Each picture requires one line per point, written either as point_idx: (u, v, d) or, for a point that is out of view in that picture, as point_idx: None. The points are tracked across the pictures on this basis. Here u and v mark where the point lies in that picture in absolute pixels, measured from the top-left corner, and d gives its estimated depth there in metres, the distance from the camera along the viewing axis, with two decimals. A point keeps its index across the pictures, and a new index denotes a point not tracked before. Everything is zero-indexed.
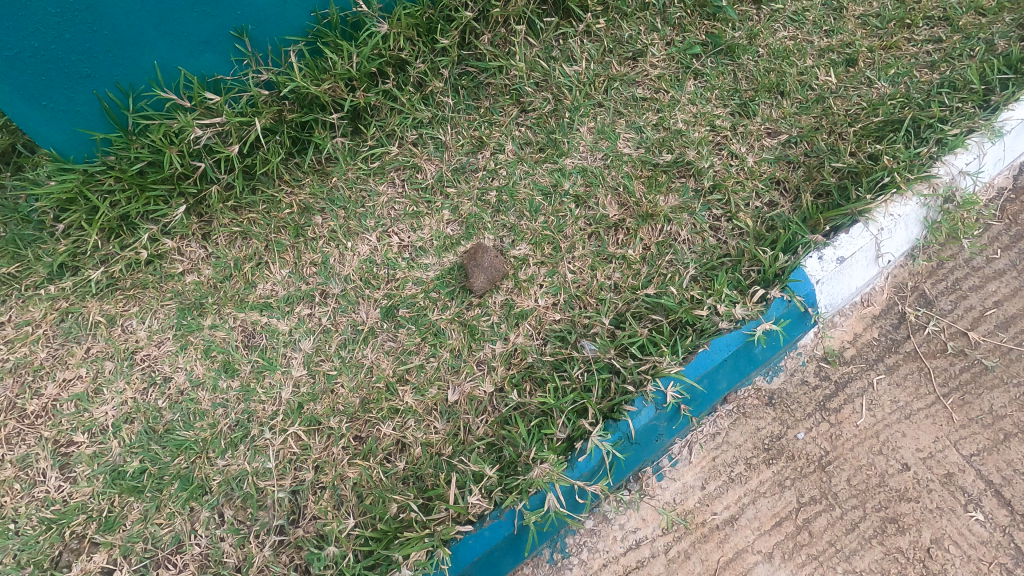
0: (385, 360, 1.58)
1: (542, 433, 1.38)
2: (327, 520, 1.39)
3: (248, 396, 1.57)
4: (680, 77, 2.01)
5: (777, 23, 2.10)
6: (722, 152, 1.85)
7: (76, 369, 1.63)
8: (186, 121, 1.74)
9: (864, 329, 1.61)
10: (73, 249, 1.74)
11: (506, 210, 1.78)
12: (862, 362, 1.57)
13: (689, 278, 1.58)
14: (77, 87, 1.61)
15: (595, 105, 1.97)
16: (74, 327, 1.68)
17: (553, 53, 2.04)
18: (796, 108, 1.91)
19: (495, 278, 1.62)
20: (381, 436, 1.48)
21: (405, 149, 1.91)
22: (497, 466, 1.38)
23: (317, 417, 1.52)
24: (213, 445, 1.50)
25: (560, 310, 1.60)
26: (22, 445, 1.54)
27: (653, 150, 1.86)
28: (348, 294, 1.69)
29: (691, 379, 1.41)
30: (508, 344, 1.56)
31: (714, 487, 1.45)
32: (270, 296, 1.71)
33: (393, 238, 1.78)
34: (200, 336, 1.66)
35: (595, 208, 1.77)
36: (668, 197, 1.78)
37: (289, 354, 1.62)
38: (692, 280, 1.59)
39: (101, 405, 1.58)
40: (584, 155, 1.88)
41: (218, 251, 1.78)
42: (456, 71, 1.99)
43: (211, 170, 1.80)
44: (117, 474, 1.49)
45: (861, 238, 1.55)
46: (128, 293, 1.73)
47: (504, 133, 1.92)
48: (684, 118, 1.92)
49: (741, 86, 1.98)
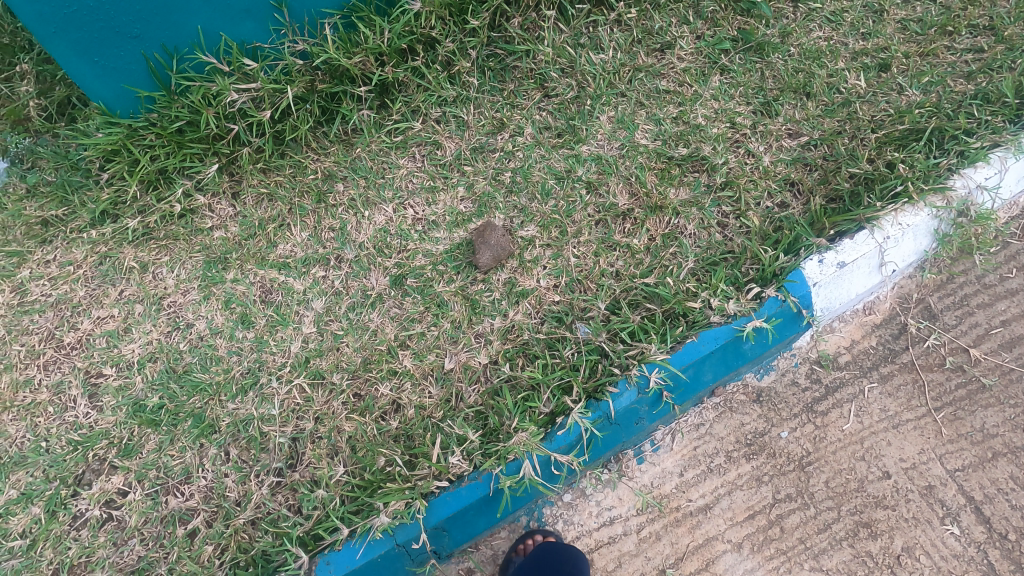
0: (389, 325, 1.67)
1: (526, 405, 1.43)
2: (320, 467, 1.48)
3: (261, 347, 1.69)
4: (706, 72, 2.03)
5: (813, 23, 2.10)
6: (739, 150, 1.86)
7: (110, 309, 1.79)
8: (223, 85, 1.85)
9: (862, 336, 1.61)
10: (114, 198, 1.90)
11: (519, 191, 1.84)
12: (855, 369, 1.57)
13: (688, 272, 1.62)
14: (126, 46, 1.72)
15: (617, 95, 2.00)
16: (111, 270, 1.84)
17: (581, 40, 2.07)
18: (820, 111, 1.91)
19: (501, 257, 1.69)
20: (378, 396, 1.56)
21: (428, 126, 1.99)
22: (480, 432, 1.44)
23: (321, 371, 1.61)
24: (225, 389, 1.62)
25: (560, 292, 1.66)
26: (57, 372, 1.69)
27: (669, 143, 1.88)
28: (361, 260, 1.79)
29: (676, 368, 1.40)
30: (506, 320, 1.63)
31: (691, 475, 1.49)
32: (289, 256, 1.83)
33: (409, 210, 1.86)
34: (222, 288, 1.80)
35: (606, 195, 1.81)
36: (679, 190, 1.80)
37: (302, 312, 1.73)
38: (691, 273, 1.63)
39: (130, 343, 1.73)
40: (601, 143, 1.92)
41: (245, 210, 1.91)
42: (484, 53, 2.04)
43: (243, 133, 1.91)
44: (138, 407, 1.63)
45: (866, 245, 1.52)
46: (162, 243, 1.88)
47: (524, 117, 1.98)
48: (705, 113, 1.93)
49: (767, 84, 1.98)
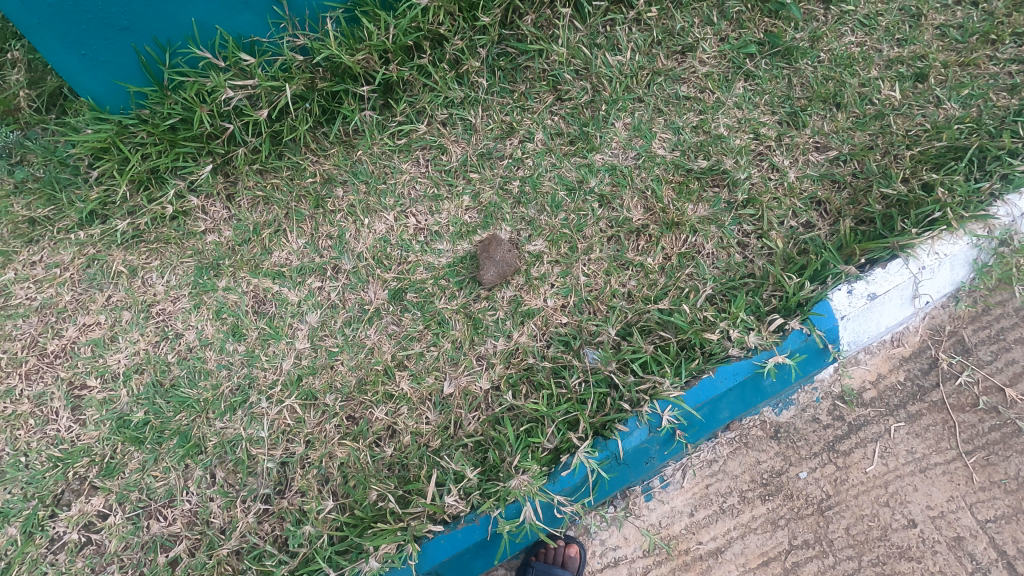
0: (386, 343, 1.58)
1: (529, 441, 1.34)
2: (309, 500, 1.41)
3: (252, 362, 1.61)
4: (729, 78, 1.91)
5: (845, 26, 1.97)
6: (763, 164, 1.75)
7: (96, 315, 1.71)
8: (219, 81, 1.74)
9: (889, 371, 1.51)
10: (103, 198, 1.81)
11: (527, 202, 1.74)
12: (880, 407, 1.48)
13: (705, 297, 1.52)
14: (116, 38, 1.62)
15: (634, 100, 1.88)
16: (98, 274, 1.76)
17: (598, 40, 1.96)
18: (851, 123, 1.79)
19: (506, 273, 1.60)
20: (373, 420, 1.48)
21: (433, 128, 1.88)
22: (479, 468, 1.35)
23: (314, 392, 1.53)
24: (213, 406, 1.55)
25: (568, 313, 1.57)
26: (40, 382, 1.62)
27: (688, 155, 1.77)
28: (359, 271, 1.70)
29: (690, 406, 1.31)
30: (510, 342, 1.54)
31: (702, 515, 1.40)
32: (284, 265, 1.74)
33: (410, 219, 1.76)
34: (214, 297, 1.72)
35: (619, 209, 1.70)
36: (698, 206, 1.70)
37: (295, 326, 1.65)
38: (709, 299, 1.52)
39: (116, 353, 1.66)
40: (616, 153, 1.81)
41: (240, 213, 1.82)
42: (494, 51, 1.93)
43: (239, 133, 1.81)
44: (122, 422, 1.56)
45: (899, 275, 1.42)
46: (152, 246, 1.80)
47: (535, 121, 1.87)
48: (727, 123, 1.82)
49: (795, 92, 1.86)
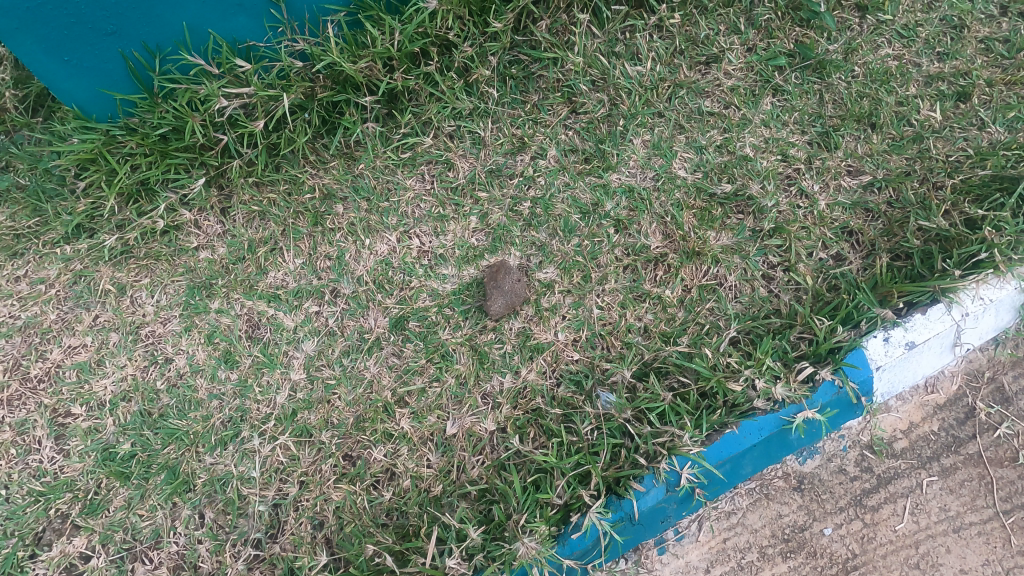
0: (387, 376, 1.50)
1: (538, 499, 1.24)
2: (299, 554, 1.33)
3: (245, 393, 1.52)
4: (757, 92, 1.79)
5: (882, 37, 1.84)
6: (791, 189, 1.64)
7: (82, 337, 1.62)
8: (212, 89, 1.63)
9: (921, 419, 1.42)
10: (91, 211, 1.72)
11: (538, 225, 1.63)
12: (912, 459, 1.39)
13: (728, 341, 1.40)
14: (102, 43, 1.51)
15: (654, 115, 1.76)
16: (85, 291, 1.67)
17: (616, 48, 1.83)
18: (886, 145, 1.67)
19: (515, 304, 1.51)
20: (371, 461, 1.40)
21: (440, 141, 1.77)
22: (483, 527, 1.26)
23: (309, 428, 1.45)
24: (203, 440, 1.47)
25: (580, 349, 1.48)
26: (22, 409, 1.54)
27: (711, 177, 1.66)
28: (359, 296, 1.60)
29: (711, 464, 1.22)
30: (518, 380, 1.45)
31: (719, 572, 1.32)
32: (280, 286, 1.65)
33: (414, 240, 1.66)
34: (205, 319, 1.63)
35: (636, 236, 1.60)
36: (720, 234, 1.59)
37: (291, 354, 1.56)
38: (732, 342, 1.41)
39: (102, 379, 1.57)
40: (633, 172, 1.70)
41: (234, 229, 1.72)
42: (506, 59, 1.80)
43: (233, 145, 1.71)
44: (108, 455, 1.48)
45: (941, 323, 1.32)
46: (141, 263, 1.70)
47: (548, 136, 1.76)
48: (753, 142, 1.70)
49: (826, 110, 1.74)
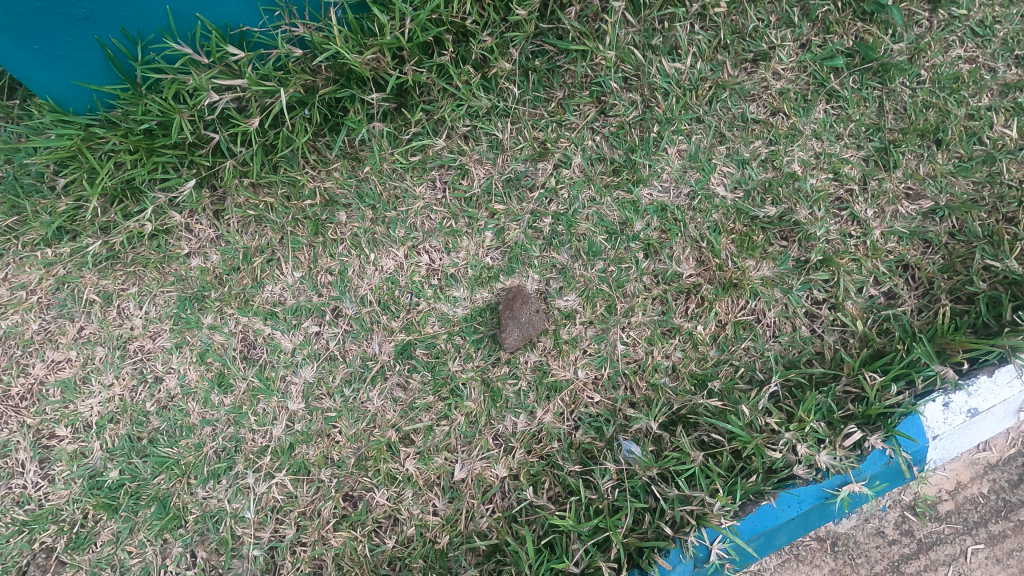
0: (391, 410, 1.40)
1: (553, 566, 1.17)
2: None
3: (239, 421, 1.43)
4: (809, 97, 1.57)
5: (953, 34, 1.60)
6: (842, 214, 1.48)
7: (66, 352, 1.50)
8: (201, 82, 1.44)
9: (970, 480, 1.31)
10: (73, 211, 1.55)
11: (560, 245, 1.48)
12: (957, 524, 1.29)
13: (767, 396, 1.27)
14: (75, 30, 1.34)
15: (692, 121, 1.56)
16: (68, 300, 1.53)
17: (653, 40, 1.57)
18: (952, 166, 1.49)
19: (531, 336, 1.38)
20: (373, 505, 1.35)
21: (454, 143, 1.56)
22: None
23: (307, 464, 1.38)
24: (195, 471, 1.39)
25: (600, 390, 1.37)
26: (4, 429, 1.46)
27: (753, 197, 1.49)
28: (362, 318, 1.48)
29: (744, 539, 1.13)
30: (533, 422, 1.36)
31: None
32: (277, 302, 1.52)
33: (422, 256, 1.51)
34: (197, 335, 1.51)
35: (667, 261, 1.45)
36: (761, 264, 1.44)
37: (288, 379, 1.45)
38: (772, 397, 1.28)
39: (87, 399, 1.47)
40: (666, 187, 1.52)
41: (228, 234, 1.56)
42: (529, 49, 1.56)
43: (225, 144, 1.52)
44: (95, 482, 1.40)
45: (1010, 388, 1.20)
46: (129, 269, 1.55)
47: (574, 141, 1.56)
48: (803, 157, 1.52)
49: (886, 121, 1.55)
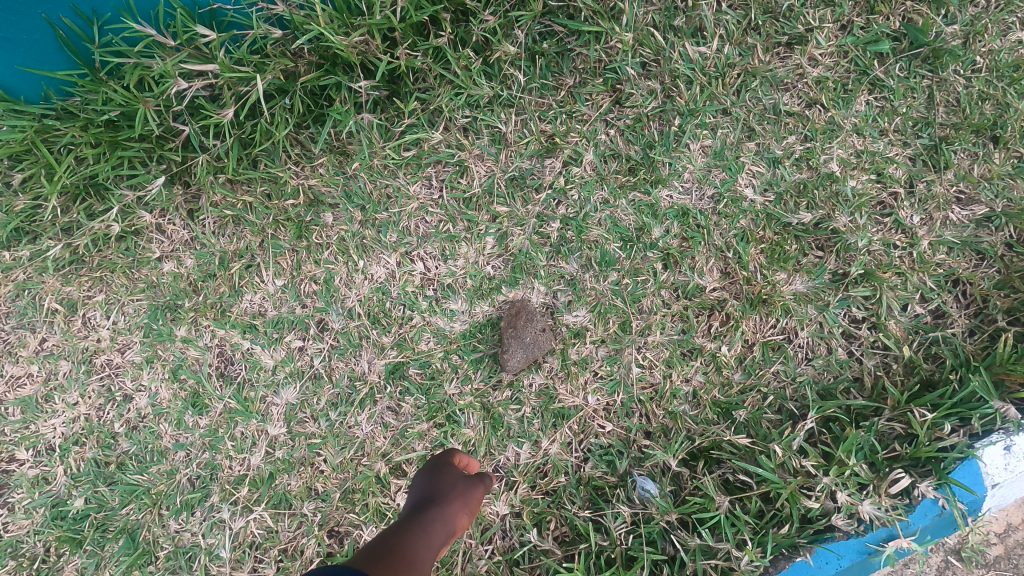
0: (381, 437, 1.28)
1: None
2: None
3: (215, 445, 1.31)
4: (849, 86, 1.39)
5: (1016, 15, 1.40)
6: (885, 221, 1.33)
7: (26, 366, 1.37)
8: (167, 66, 1.27)
9: (1021, 522, 1.19)
10: (30, 210, 1.37)
11: (569, 254, 1.33)
12: (1006, 570, 1.17)
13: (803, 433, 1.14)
14: (19, 9, 1.17)
15: (718, 113, 1.38)
16: (28, 309, 1.38)
17: (676, 21, 1.39)
18: (1011, 168, 1.33)
19: (537, 356, 1.25)
20: (361, 542, 1.25)
21: (452, 136, 1.40)
22: None
23: (289, 496, 1.28)
24: (167, 501, 1.28)
25: (613, 418, 1.25)
26: None
27: (786, 201, 1.34)
28: (350, 333, 1.34)
29: None
30: (538, 453, 1.25)
31: None
32: (257, 314, 1.37)
33: (417, 264, 1.37)
34: (170, 349, 1.37)
35: (688, 273, 1.31)
36: (794, 277, 1.29)
37: (269, 401, 1.32)
38: (807, 433, 1.16)
39: (50, 419, 1.34)
40: (688, 188, 1.36)
41: (203, 237, 1.40)
42: (535, 31, 1.38)
43: (196, 137, 1.35)
44: (59, 512, 1.29)
45: None
46: (94, 274, 1.39)
47: (586, 135, 1.39)
48: (842, 156, 1.36)
49: (937, 115, 1.37)
